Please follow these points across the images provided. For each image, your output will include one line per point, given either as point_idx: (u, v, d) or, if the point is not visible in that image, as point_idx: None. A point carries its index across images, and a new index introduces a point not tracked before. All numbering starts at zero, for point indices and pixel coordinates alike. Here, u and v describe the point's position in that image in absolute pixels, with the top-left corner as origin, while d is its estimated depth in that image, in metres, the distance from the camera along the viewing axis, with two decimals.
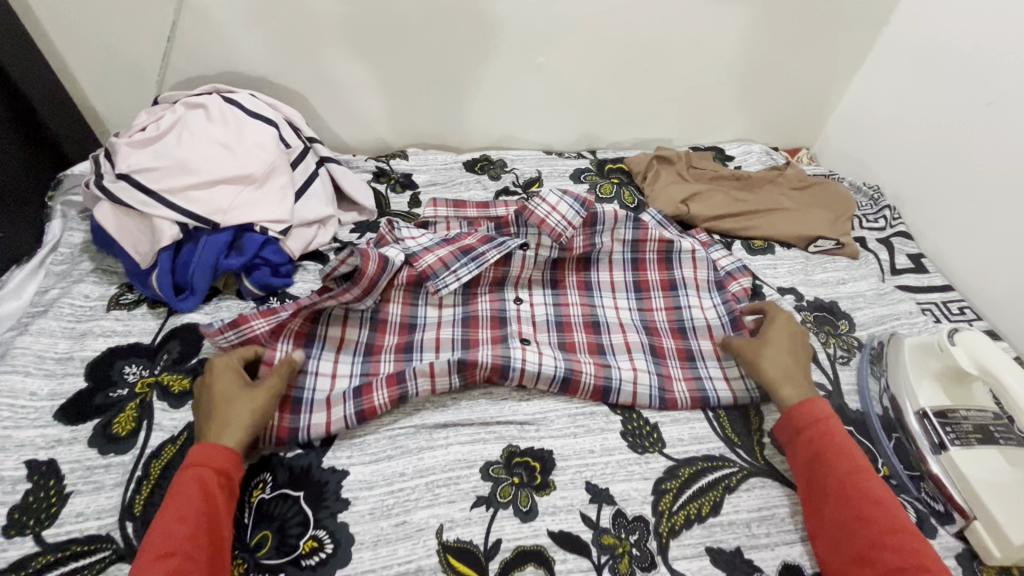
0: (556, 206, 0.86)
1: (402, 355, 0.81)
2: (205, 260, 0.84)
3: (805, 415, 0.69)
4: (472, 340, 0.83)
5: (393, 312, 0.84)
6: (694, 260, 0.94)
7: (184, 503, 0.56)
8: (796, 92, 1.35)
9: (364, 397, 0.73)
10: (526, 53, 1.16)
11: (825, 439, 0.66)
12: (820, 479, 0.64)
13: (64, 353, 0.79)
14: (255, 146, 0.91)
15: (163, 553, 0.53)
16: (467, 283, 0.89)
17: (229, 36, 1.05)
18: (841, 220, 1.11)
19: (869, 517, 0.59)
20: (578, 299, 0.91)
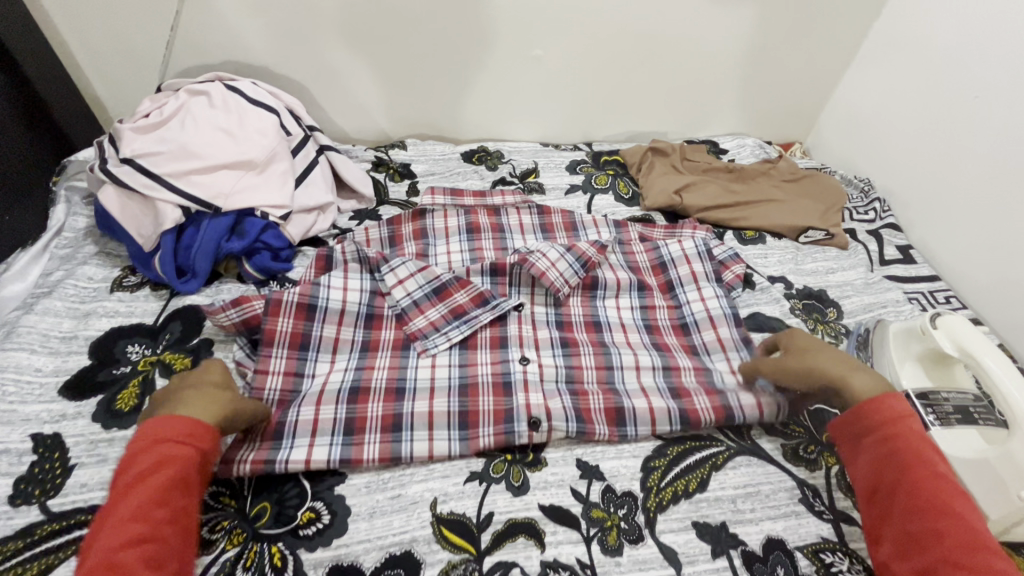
0: (556, 261, 0.90)
1: (390, 433, 0.71)
2: (207, 243, 0.86)
3: (878, 414, 0.64)
4: (472, 415, 0.74)
5: (377, 379, 0.77)
6: (711, 318, 0.89)
7: (162, 486, 0.55)
8: (790, 87, 1.37)
9: (359, 404, 0.74)
10: (523, 45, 1.18)
11: (901, 443, 0.61)
12: (888, 484, 0.60)
13: (69, 332, 0.81)
14: (256, 132, 0.93)
15: (136, 539, 0.52)
16: (465, 342, 0.84)
17: (231, 25, 1.07)
18: (832, 211, 1.13)
19: (943, 529, 0.55)
20: (592, 356, 0.83)
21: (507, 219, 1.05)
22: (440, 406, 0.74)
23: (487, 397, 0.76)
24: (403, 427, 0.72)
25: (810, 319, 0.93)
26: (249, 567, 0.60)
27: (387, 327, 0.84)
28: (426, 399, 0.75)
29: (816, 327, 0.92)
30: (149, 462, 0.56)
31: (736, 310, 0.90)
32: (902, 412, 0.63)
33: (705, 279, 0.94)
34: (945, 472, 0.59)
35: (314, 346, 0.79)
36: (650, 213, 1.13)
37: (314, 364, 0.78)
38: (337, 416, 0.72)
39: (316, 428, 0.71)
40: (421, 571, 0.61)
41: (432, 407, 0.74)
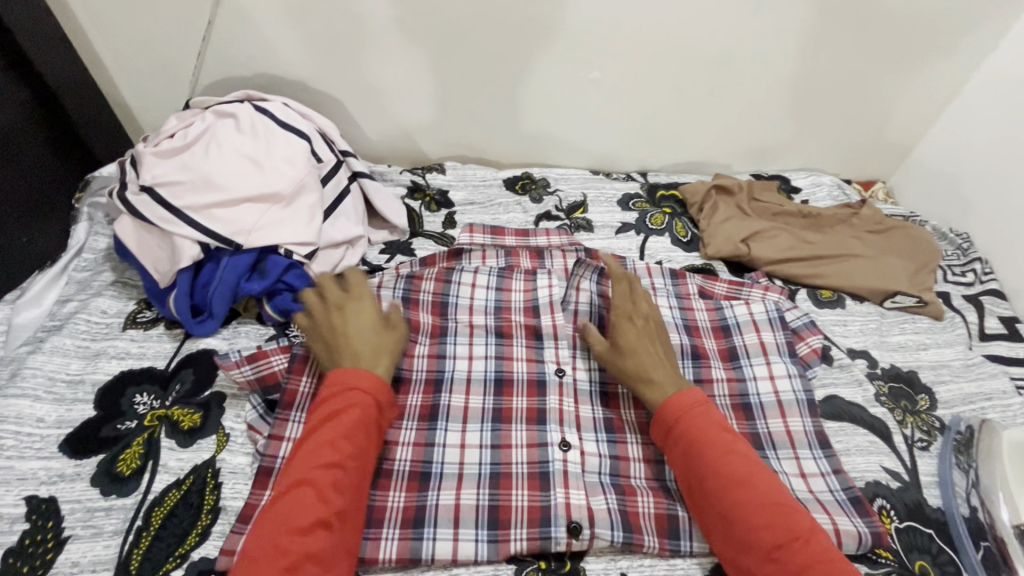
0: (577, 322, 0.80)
1: (410, 530, 0.63)
2: (225, 283, 0.79)
3: (674, 409, 0.64)
4: (503, 511, 0.65)
5: (400, 460, 0.69)
6: (781, 405, 0.77)
7: (344, 427, 0.58)
8: (877, 120, 1.21)
9: (379, 492, 0.66)
10: (579, 67, 1.07)
11: (695, 432, 0.62)
12: (698, 481, 0.60)
13: (76, 375, 0.75)
14: (285, 161, 0.85)
15: (327, 464, 0.56)
16: (497, 415, 0.75)
17: (266, 37, 0.99)
18: (922, 271, 0.99)
19: (751, 508, 0.57)
20: (639, 445, 0.73)
21: (550, 260, 0.94)
22: (468, 498, 0.66)
23: (521, 491, 0.67)
24: (426, 522, 0.64)
25: (898, 408, 0.81)
26: None
27: (416, 392, 0.76)
28: (454, 488, 0.67)
29: (905, 418, 0.80)
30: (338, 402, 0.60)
31: (813, 396, 0.78)
32: (693, 402, 0.64)
33: (776, 352, 0.82)
34: (734, 448, 0.61)
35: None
36: (712, 261, 1.01)
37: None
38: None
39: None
40: None
41: (459, 499, 0.66)
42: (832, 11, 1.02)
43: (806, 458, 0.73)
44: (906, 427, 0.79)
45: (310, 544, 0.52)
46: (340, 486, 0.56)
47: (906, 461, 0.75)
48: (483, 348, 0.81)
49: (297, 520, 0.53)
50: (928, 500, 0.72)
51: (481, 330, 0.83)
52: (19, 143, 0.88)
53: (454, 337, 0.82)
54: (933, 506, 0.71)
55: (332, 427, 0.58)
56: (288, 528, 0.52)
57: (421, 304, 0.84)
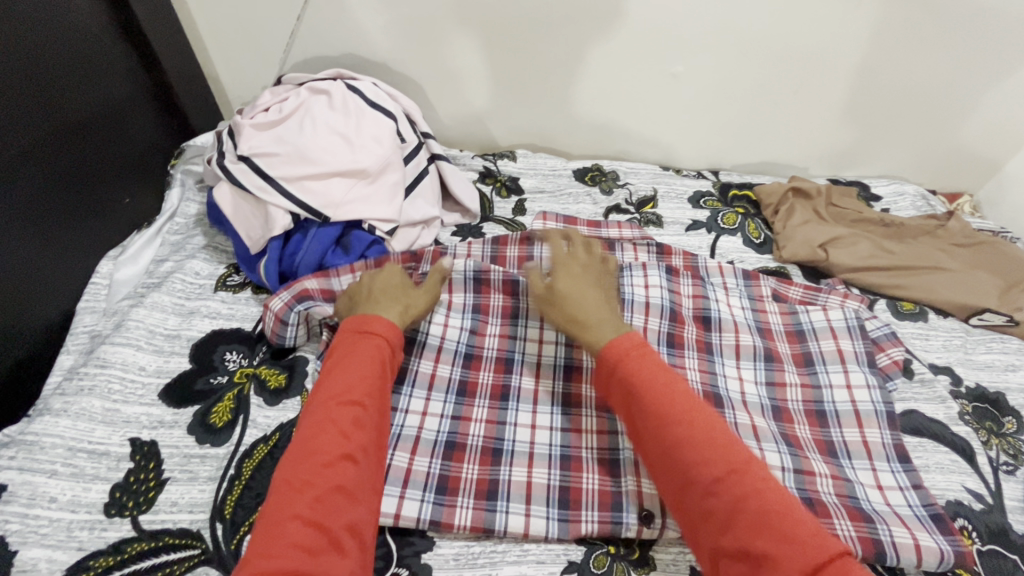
0: (647, 321, 0.82)
1: (483, 502, 0.65)
2: (313, 253, 0.83)
3: (611, 352, 0.63)
4: (574, 493, 0.66)
5: (473, 435, 0.71)
6: (858, 415, 0.75)
7: (359, 372, 0.61)
8: (971, 131, 1.15)
9: (453, 463, 0.68)
10: (662, 61, 1.06)
11: (634, 371, 0.60)
12: (650, 430, 0.57)
13: (173, 330, 0.80)
14: (373, 139, 0.88)
15: (351, 401, 0.59)
16: (567, 399, 0.75)
17: (358, 19, 1.02)
18: (1013, 290, 0.94)
19: (708, 459, 0.53)
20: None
21: (620, 253, 0.94)
22: (539, 477, 0.67)
23: (591, 476, 0.68)
24: (499, 496, 0.66)
25: (982, 428, 0.78)
26: None
27: (487, 369, 0.78)
28: (525, 465, 0.68)
29: (990, 439, 0.77)
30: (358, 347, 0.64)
31: (893, 409, 0.76)
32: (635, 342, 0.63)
33: (854, 361, 0.80)
34: (678, 390, 0.58)
35: (409, 380, 0.75)
36: (786, 264, 0.99)
37: (409, 399, 0.73)
38: (429, 471, 0.67)
39: (409, 478, 0.66)
40: None
41: (531, 476, 0.67)
42: (936, 13, 0.97)
43: (883, 470, 0.71)
44: (990, 449, 0.76)
45: (336, 475, 0.54)
46: (361, 424, 0.58)
47: (990, 484, 0.73)
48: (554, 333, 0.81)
49: (325, 450, 0.55)
50: (1013, 524, 0.69)
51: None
52: (127, 108, 0.93)
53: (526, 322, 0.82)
54: (1017, 531, 0.69)
55: (348, 379, 0.61)
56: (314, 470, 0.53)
57: (492, 286, 0.84)
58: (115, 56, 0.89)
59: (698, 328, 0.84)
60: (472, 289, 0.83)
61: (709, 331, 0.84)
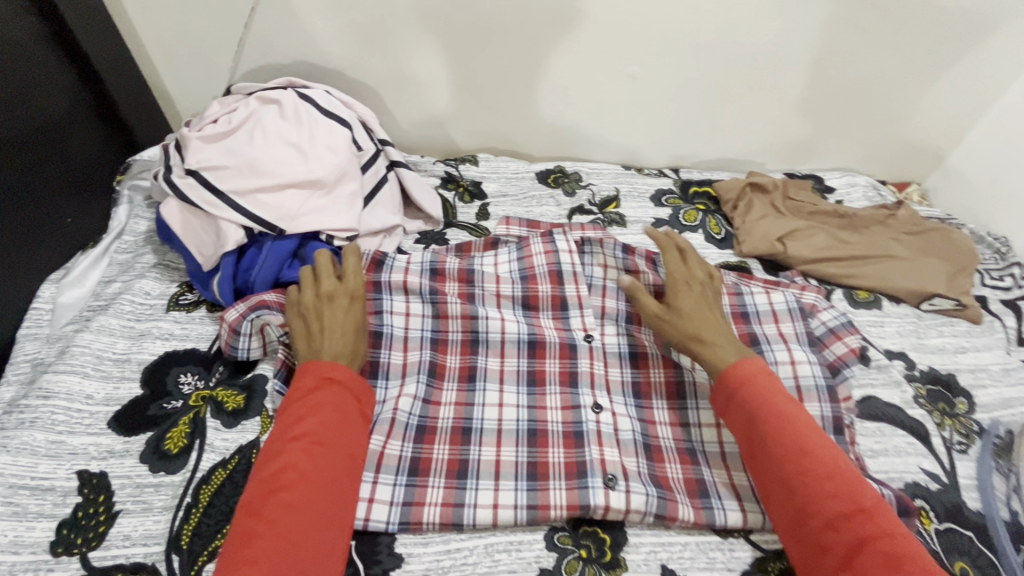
0: (605, 335, 0.83)
1: (454, 480, 0.67)
2: (269, 268, 0.81)
3: (737, 376, 0.65)
4: (541, 466, 0.69)
5: (439, 449, 0.70)
6: (800, 390, 0.77)
7: (318, 402, 0.61)
8: (917, 122, 1.19)
9: (420, 476, 0.67)
10: (617, 62, 1.06)
11: (756, 401, 0.62)
12: (762, 459, 0.60)
13: (122, 354, 0.77)
14: (327, 149, 0.86)
15: (316, 442, 0.58)
16: (532, 377, 0.78)
17: (309, 26, 1.00)
18: (960, 275, 0.98)
19: (832, 493, 0.55)
20: (671, 439, 0.74)
21: (589, 257, 0.88)
22: (506, 489, 0.66)
23: (557, 450, 0.70)
24: (469, 474, 0.68)
25: (936, 410, 0.80)
26: None
27: (454, 352, 0.79)
28: (494, 444, 0.70)
29: (943, 421, 0.79)
30: (322, 385, 0.62)
31: (833, 383, 0.78)
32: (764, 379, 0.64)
33: (795, 341, 0.83)
34: (799, 420, 0.60)
35: (383, 373, 0.76)
36: (747, 259, 1.01)
37: (385, 391, 0.74)
38: (394, 489, 0.65)
39: (373, 501, 0.64)
40: None
41: (497, 488, 0.66)
42: (877, 9, 1.00)
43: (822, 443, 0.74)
44: (944, 430, 0.79)
45: (295, 515, 0.53)
46: (324, 464, 0.57)
47: (945, 463, 0.75)
48: (513, 316, 0.83)
49: (287, 491, 0.54)
50: (967, 502, 0.72)
51: (508, 301, 0.85)
52: (65, 123, 0.89)
53: (485, 309, 0.82)
54: (971, 508, 0.71)
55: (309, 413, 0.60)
56: (264, 497, 0.54)
57: (447, 275, 0.84)
58: (49, 68, 0.85)
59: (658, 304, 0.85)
60: (428, 278, 0.83)
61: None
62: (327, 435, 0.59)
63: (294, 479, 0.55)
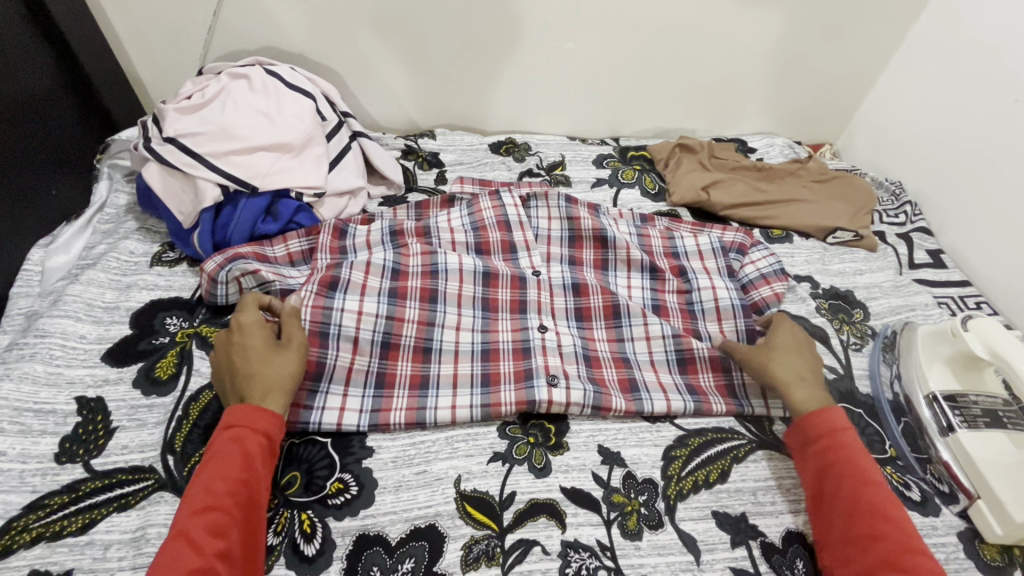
0: (551, 273, 0.92)
1: (416, 391, 0.76)
2: (243, 223, 0.90)
3: (817, 425, 0.66)
4: (493, 375, 0.78)
5: (404, 363, 0.78)
6: (718, 309, 0.89)
7: (228, 444, 0.59)
8: (824, 88, 1.35)
9: (386, 388, 0.76)
10: (555, 40, 1.19)
11: (839, 451, 0.64)
12: (828, 498, 0.62)
13: (111, 302, 0.84)
14: (294, 117, 0.96)
15: (204, 507, 0.55)
16: (487, 304, 0.86)
17: (273, 13, 1.10)
18: (860, 213, 1.12)
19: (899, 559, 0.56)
20: (610, 350, 0.85)
21: (535, 210, 1.00)
22: (464, 398, 0.75)
23: (507, 361, 0.80)
24: (430, 386, 0.77)
25: (836, 319, 0.92)
26: (280, 531, 0.62)
27: (414, 279, 0.85)
28: (452, 360, 0.80)
29: (841, 327, 0.91)
30: (216, 442, 0.60)
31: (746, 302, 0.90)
32: (838, 425, 0.66)
33: (717, 274, 0.95)
34: (879, 482, 0.61)
35: (340, 289, 0.80)
36: (677, 208, 1.14)
37: (343, 302, 0.79)
38: (363, 402, 0.74)
39: (345, 407, 0.72)
40: (444, 545, 0.63)
41: (456, 397, 0.75)
42: None
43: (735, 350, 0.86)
44: (842, 334, 0.90)
45: None
46: (218, 529, 0.54)
47: (841, 358, 0.86)
48: (468, 256, 0.91)
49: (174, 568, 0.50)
50: (860, 388, 0.82)
51: (463, 247, 0.94)
52: (48, 102, 0.96)
53: (444, 250, 0.90)
54: (863, 392, 0.81)
55: (216, 459, 0.58)
56: (168, 543, 0.53)
57: (406, 233, 0.94)
58: (33, 52, 0.93)
59: (596, 247, 0.96)
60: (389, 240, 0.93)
61: (605, 248, 0.96)
62: (236, 477, 0.57)
63: (202, 526, 0.54)
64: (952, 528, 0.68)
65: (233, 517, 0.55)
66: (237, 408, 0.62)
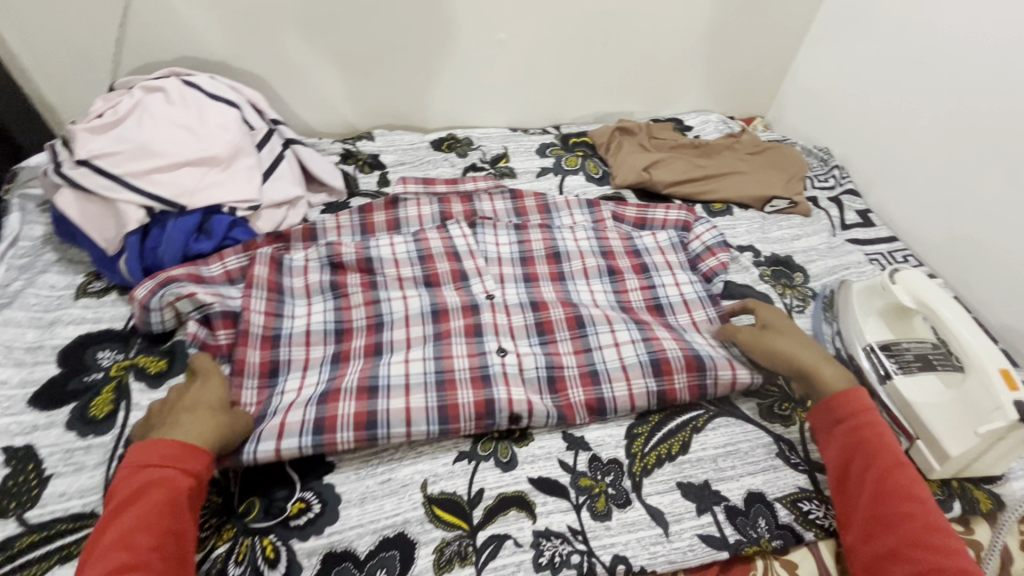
0: (504, 293, 0.90)
1: (362, 433, 0.67)
2: (174, 243, 0.85)
3: (847, 405, 0.66)
4: (452, 409, 0.71)
5: (349, 379, 0.74)
6: (686, 302, 0.89)
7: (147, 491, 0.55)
8: (751, 62, 1.39)
9: (329, 404, 0.69)
10: (485, 32, 1.18)
11: (868, 430, 0.65)
12: (856, 476, 0.63)
13: (34, 341, 0.78)
14: (218, 128, 0.92)
15: (124, 565, 0.51)
16: (438, 336, 0.82)
17: (186, 21, 1.04)
18: (793, 180, 1.17)
19: (932, 541, 0.56)
20: (569, 340, 0.82)
21: (482, 236, 0.99)
22: (417, 402, 0.71)
23: (466, 391, 0.73)
24: (379, 423, 0.69)
25: (778, 285, 0.97)
26: (241, 561, 0.60)
27: (359, 336, 0.83)
28: (402, 397, 0.72)
29: (784, 291, 0.96)
30: (133, 485, 0.56)
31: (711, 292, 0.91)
32: (868, 405, 0.66)
33: (679, 267, 0.96)
34: (907, 462, 0.62)
35: (282, 370, 0.77)
36: (621, 191, 1.15)
37: (284, 383, 0.76)
38: (306, 418, 0.68)
39: (283, 431, 0.66)
40: (415, 551, 0.62)
41: (410, 429, 0.69)
42: None
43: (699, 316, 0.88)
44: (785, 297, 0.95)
45: None
46: None
47: None
48: (415, 293, 0.88)
49: None
50: None
51: (410, 282, 0.90)
52: None
53: (387, 293, 0.88)
54: None
55: (138, 505, 0.55)
56: None
57: (347, 266, 0.90)
58: None
59: (550, 263, 0.96)
60: (329, 273, 0.90)
61: (559, 263, 0.95)
62: (163, 528, 0.54)
63: None
64: None
65: (159, 572, 0.52)
66: (160, 447, 0.58)
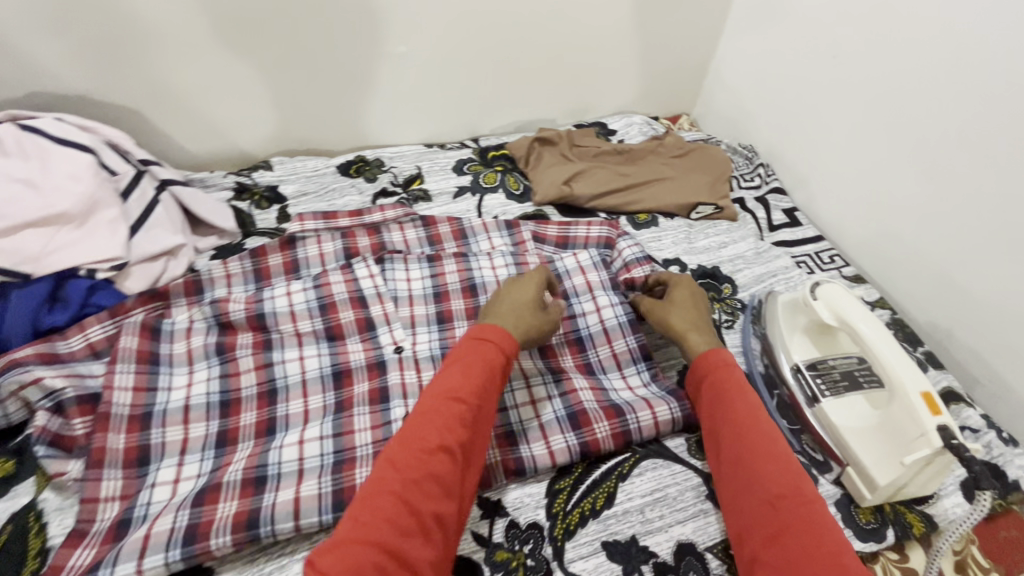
0: (416, 343, 0.83)
1: (241, 534, 0.60)
2: (19, 318, 0.73)
3: (707, 363, 0.69)
4: (348, 491, 0.64)
5: (232, 472, 0.65)
6: (606, 332, 0.83)
7: (424, 416, 0.58)
8: (672, 59, 1.34)
9: (205, 506, 0.62)
10: (382, 45, 1.08)
11: (724, 381, 0.66)
12: (715, 425, 0.64)
13: None
14: (67, 179, 0.80)
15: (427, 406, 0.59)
16: (340, 406, 0.74)
17: (27, 52, 0.91)
18: (719, 182, 1.13)
19: (777, 473, 0.57)
20: None
21: (391, 273, 0.89)
22: (309, 489, 0.64)
23: (365, 469, 0.66)
24: (261, 522, 0.61)
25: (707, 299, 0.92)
26: None
27: (248, 410, 0.74)
28: (293, 484, 0.65)
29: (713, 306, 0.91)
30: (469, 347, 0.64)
31: (634, 317, 0.84)
32: (729, 362, 0.69)
33: (601, 288, 0.87)
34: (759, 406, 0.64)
35: (156, 456, 0.68)
36: (542, 207, 1.09)
37: (158, 472, 0.67)
38: (175, 526, 0.60)
39: (149, 544, 0.59)
40: None
41: (296, 522, 0.61)
42: None
43: (620, 347, 0.82)
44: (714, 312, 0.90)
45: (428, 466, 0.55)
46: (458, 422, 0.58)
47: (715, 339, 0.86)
48: (314, 350, 0.79)
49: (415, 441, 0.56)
50: None
51: (310, 337, 0.81)
52: None
53: (282, 354, 0.78)
54: None
55: (475, 360, 0.63)
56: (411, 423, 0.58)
57: (238, 326, 0.80)
58: None
59: (466, 297, 0.88)
60: (217, 334, 0.79)
61: (476, 297, 0.89)
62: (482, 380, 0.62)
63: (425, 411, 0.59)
64: (829, 498, 0.69)
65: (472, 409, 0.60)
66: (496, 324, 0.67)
